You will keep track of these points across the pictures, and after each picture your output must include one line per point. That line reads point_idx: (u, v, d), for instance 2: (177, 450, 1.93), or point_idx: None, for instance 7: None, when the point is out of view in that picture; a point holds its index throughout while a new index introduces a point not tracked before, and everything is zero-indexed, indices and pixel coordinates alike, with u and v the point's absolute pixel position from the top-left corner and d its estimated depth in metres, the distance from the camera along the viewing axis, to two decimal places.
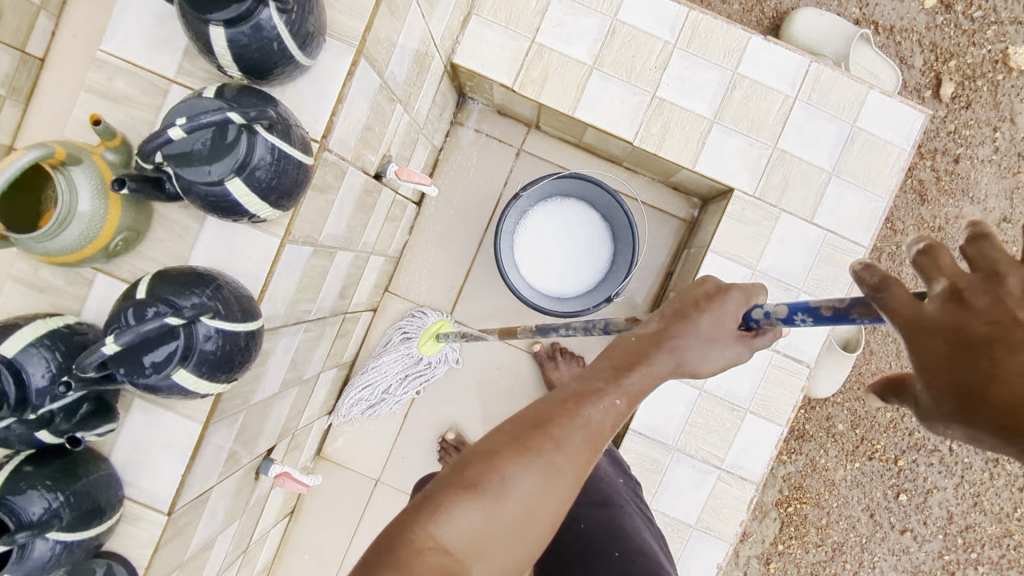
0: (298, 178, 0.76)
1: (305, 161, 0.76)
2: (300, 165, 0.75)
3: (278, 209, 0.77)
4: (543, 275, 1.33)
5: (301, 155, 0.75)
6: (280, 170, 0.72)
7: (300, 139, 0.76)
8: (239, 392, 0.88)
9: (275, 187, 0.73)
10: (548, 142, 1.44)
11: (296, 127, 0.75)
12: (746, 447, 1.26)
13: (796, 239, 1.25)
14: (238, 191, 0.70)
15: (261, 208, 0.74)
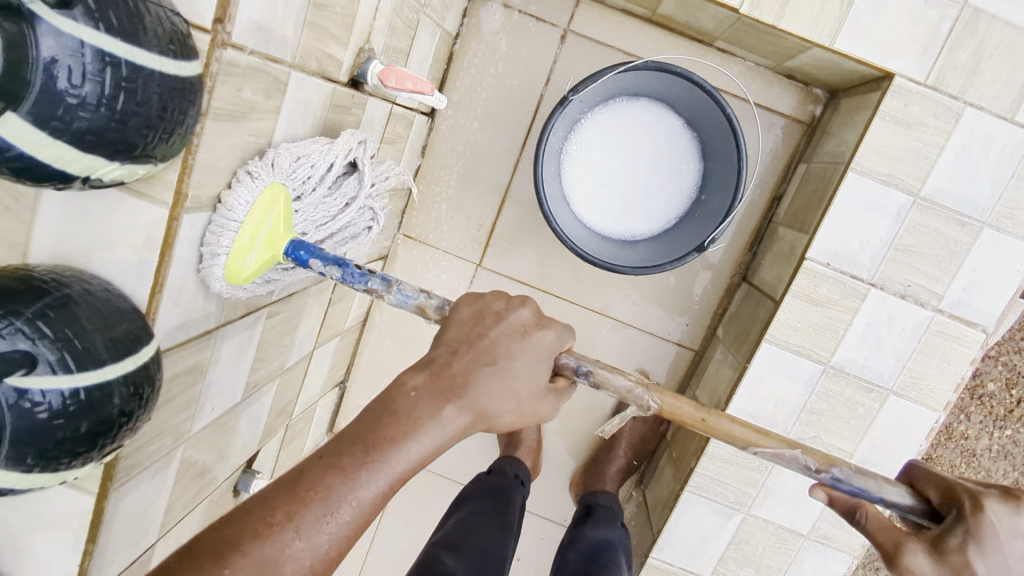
0: (159, 106, 0.40)
1: (170, 72, 0.40)
2: (160, 81, 0.40)
3: (140, 166, 0.42)
4: (602, 210, 0.97)
5: (158, 62, 0.39)
6: (107, 90, 0.37)
7: (163, 26, 0.40)
8: (155, 432, 0.58)
9: (108, 125, 0.38)
10: (606, 17, 1.02)
11: (144, 4, 0.39)
12: (886, 440, 0.92)
13: (985, 149, 0.83)
14: (26, 140, 0.36)
15: (94, 166, 0.40)
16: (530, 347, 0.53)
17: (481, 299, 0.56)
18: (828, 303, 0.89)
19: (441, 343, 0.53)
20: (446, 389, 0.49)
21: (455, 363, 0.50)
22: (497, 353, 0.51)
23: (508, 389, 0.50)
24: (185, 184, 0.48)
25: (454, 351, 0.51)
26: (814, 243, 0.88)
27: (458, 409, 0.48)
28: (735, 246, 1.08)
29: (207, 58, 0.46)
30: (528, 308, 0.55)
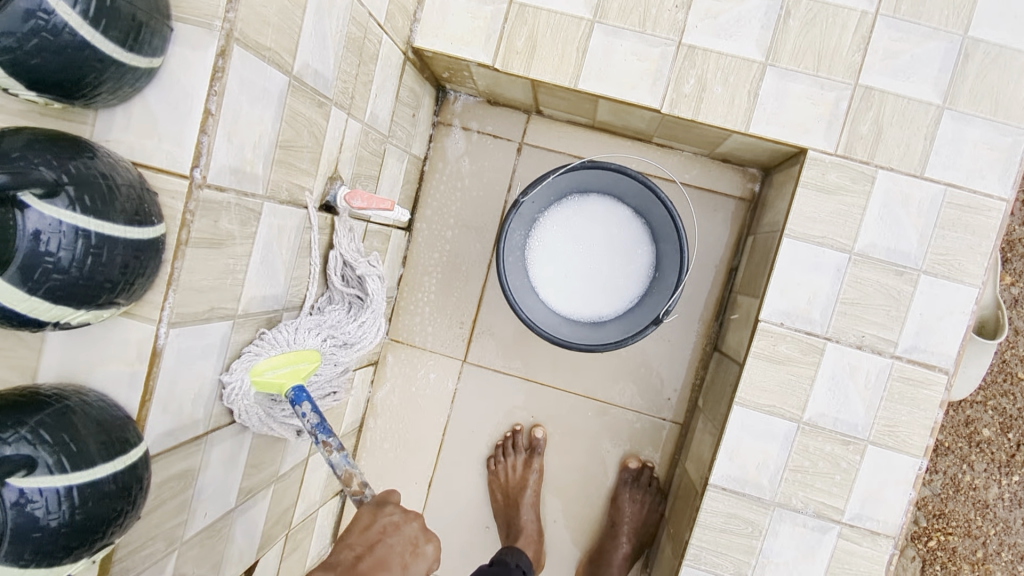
0: (122, 264, 0.49)
1: (134, 238, 0.49)
2: (125, 245, 0.49)
3: (103, 313, 0.51)
4: (567, 298, 1.05)
5: (124, 231, 0.49)
6: (78, 255, 0.46)
7: (136, 211, 0.50)
8: (148, 537, 0.62)
9: (77, 284, 0.46)
10: (554, 128, 1.14)
11: (118, 186, 0.49)
12: (873, 491, 0.94)
13: (905, 204, 0.91)
14: (7, 296, 0.43)
15: (65, 314, 0.48)
16: (404, 573, 0.64)
17: (373, 523, 0.67)
18: (790, 360, 0.93)
19: (342, 556, 0.64)
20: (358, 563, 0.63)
21: (357, 565, 0.62)
22: (387, 562, 0.63)
23: None
24: (168, 303, 0.56)
25: (356, 554, 0.64)
26: (765, 304, 0.94)
27: None
28: (702, 319, 1.14)
29: (186, 198, 0.55)
30: (412, 526, 0.68)
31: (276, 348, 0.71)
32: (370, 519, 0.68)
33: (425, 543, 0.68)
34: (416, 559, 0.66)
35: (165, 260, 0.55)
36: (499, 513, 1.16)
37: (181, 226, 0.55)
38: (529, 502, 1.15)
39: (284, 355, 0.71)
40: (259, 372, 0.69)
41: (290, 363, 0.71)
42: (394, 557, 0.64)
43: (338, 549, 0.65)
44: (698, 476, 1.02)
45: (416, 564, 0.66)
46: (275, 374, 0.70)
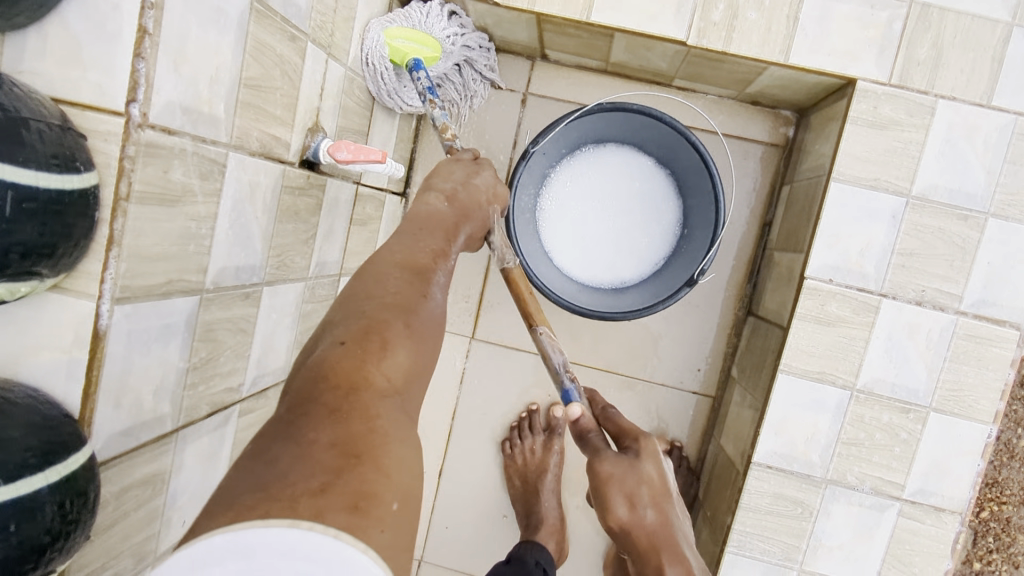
0: (36, 223, 0.38)
1: (49, 186, 0.38)
2: (39, 197, 0.38)
3: (21, 287, 0.40)
4: (586, 262, 0.94)
5: (38, 178, 0.38)
6: None
7: (53, 152, 0.39)
8: (110, 556, 0.52)
9: None
10: (562, 74, 1.03)
11: (24, 119, 0.38)
12: (936, 463, 0.84)
13: (969, 138, 0.80)
14: None
15: None
16: (483, 206, 0.67)
17: (453, 171, 0.68)
18: (840, 321, 0.83)
19: (436, 186, 0.65)
20: (452, 199, 0.64)
21: (454, 198, 0.64)
22: (475, 198, 0.66)
23: (483, 216, 0.67)
24: (109, 275, 0.45)
25: (447, 194, 0.64)
26: (811, 260, 0.83)
27: (452, 215, 0.63)
28: (733, 281, 1.03)
29: (123, 142, 0.44)
30: (488, 173, 0.70)
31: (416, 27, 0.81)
32: (450, 169, 0.68)
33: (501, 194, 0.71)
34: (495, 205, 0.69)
35: (101, 220, 0.44)
36: (517, 500, 1.07)
37: (119, 177, 0.44)
38: (549, 488, 1.05)
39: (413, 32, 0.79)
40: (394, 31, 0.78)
41: (421, 43, 0.81)
42: (480, 203, 0.67)
43: (426, 192, 0.65)
44: (737, 453, 0.92)
45: (494, 208, 0.69)
46: (405, 44, 0.79)
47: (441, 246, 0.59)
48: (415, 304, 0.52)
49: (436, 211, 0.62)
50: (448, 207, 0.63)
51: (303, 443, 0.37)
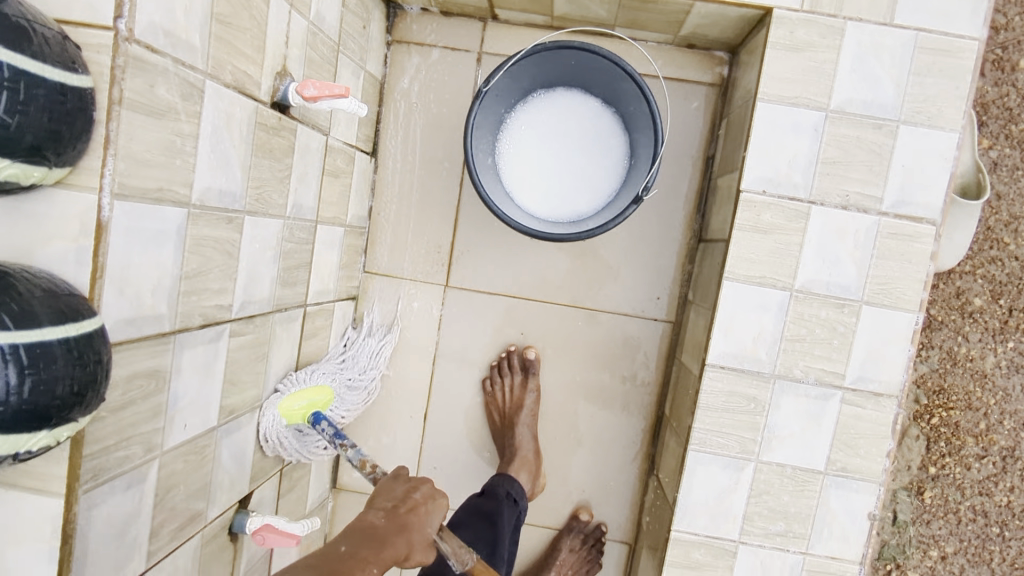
0: (44, 108, 0.45)
1: (54, 78, 0.45)
2: (45, 85, 0.45)
3: (33, 170, 0.47)
4: (545, 198, 1.01)
5: (42, 68, 0.44)
6: None
7: (55, 51, 0.46)
8: (121, 437, 0.59)
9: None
10: (513, 33, 1.11)
11: (30, 21, 0.45)
12: (873, 352, 0.92)
13: (876, 54, 0.89)
14: None
15: None
16: (430, 525, 0.65)
17: (394, 489, 0.68)
18: (776, 229, 0.91)
19: (379, 505, 0.65)
20: (394, 513, 0.63)
21: (397, 510, 0.63)
22: (419, 508, 0.65)
23: (427, 527, 0.64)
24: (108, 169, 0.51)
25: (385, 509, 0.63)
26: (745, 174, 0.91)
27: (387, 520, 0.61)
28: (684, 213, 1.11)
29: (113, 52, 0.50)
30: (430, 485, 0.69)
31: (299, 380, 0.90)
32: (390, 487, 0.68)
33: (439, 497, 0.68)
34: (435, 511, 0.67)
35: (98, 120, 0.51)
36: (498, 434, 1.14)
37: (111, 83, 0.51)
38: (525, 422, 1.12)
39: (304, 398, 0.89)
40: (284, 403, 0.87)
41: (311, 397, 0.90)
42: (428, 523, 0.65)
43: (365, 511, 0.64)
44: (695, 362, 1.00)
45: (435, 512, 0.67)
46: (301, 405, 0.89)
47: (367, 560, 0.56)
48: None
49: (370, 525, 0.60)
50: (385, 520, 0.62)
51: None
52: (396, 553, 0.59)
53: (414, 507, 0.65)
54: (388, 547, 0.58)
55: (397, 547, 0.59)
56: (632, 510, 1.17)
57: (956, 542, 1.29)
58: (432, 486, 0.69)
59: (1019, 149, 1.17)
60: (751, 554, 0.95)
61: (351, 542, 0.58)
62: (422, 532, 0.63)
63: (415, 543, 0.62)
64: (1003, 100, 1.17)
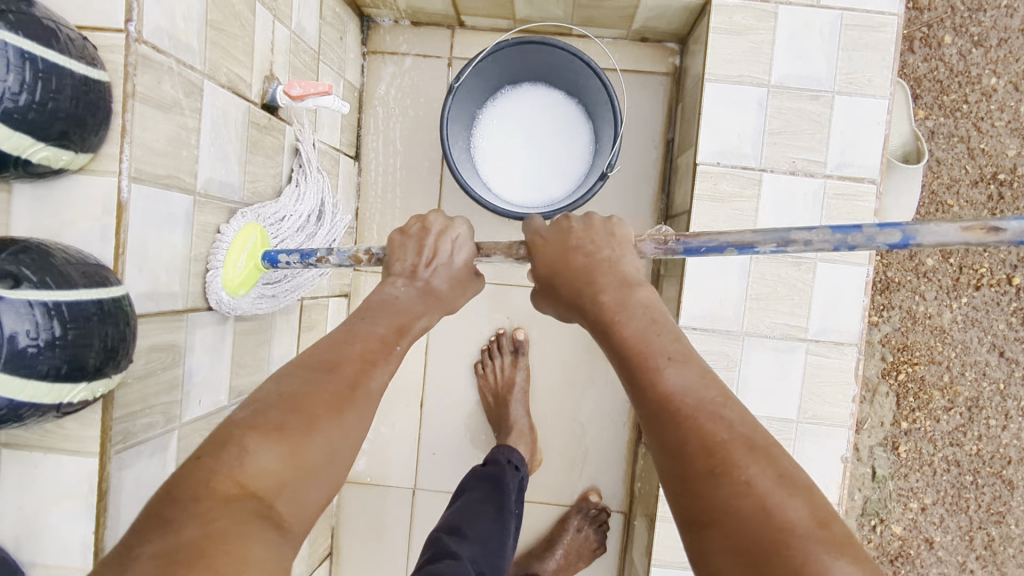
0: (71, 96, 0.51)
1: (78, 71, 0.52)
2: (71, 76, 0.51)
3: (61, 152, 0.53)
4: (520, 185, 1.09)
5: (69, 62, 0.51)
6: (28, 79, 0.48)
7: (76, 47, 0.53)
8: (144, 405, 0.64)
9: (30, 108, 0.48)
10: (479, 37, 1.19)
11: (55, 23, 0.51)
12: (830, 305, 1.00)
13: (808, 33, 0.98)
14: None
15: (25, 145, 0.49)
16: (457, 261, 0.70)
17: (408, 230, 0.71)
18: (732, 197, 0.99)
19: (398, 269, 0.68)
20: (417, 274, 0.68)
21: (419, 271, 0.68)
22: (439, 259, 0.69)
23: (452, 273, 0.69)
24: (125, 155, 0.58)
25: (412, 266, 0.68)
26: (700, 149, 1.00)
27: (411, 287, 0.67)
28: (650, 194, 1.19)
29: (125, 52, 0.57)
30: (443, 220, 0.71)
31: (228, 241, 0.73)
32: (404, 235, 0.70)
33: (450, 228, 0.71)
34: (448, 240, 0.70)
35: (115, 112, 0.57)
36: (491, 414, 1.20)
37: (125, 78, 0.58)
38: (517, 399, 1.18)
39: (239, 258, 0.74)
40: (227, 277, 0.73)
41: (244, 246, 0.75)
42: (450, 262, 0.69)
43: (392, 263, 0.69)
44: None
45: (455, 248, 0.70)
46: (242, 263, 0.75)
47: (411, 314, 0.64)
48: (366, 374, 0.55)
49: (396, 296, 0.66)
50: (409, 288, 0.67)
51: (221, 458, 0.44)
52: (423, 321, 0.66)
53: (432, 260, 0.69)
54: (417, 322, 0.65)
55: (421, 321, 0.66)
56: (624, 478, 1.23)
57: (934, 492, 1.37)
58: (443, 224, 0.71)
59: (952, 118, 1.28)
60: None
61: (385, 310, 0.64)
62: (446, 276, 0.69)
63: (439, 296, 0.68)
64: (932, 73, 1.27)
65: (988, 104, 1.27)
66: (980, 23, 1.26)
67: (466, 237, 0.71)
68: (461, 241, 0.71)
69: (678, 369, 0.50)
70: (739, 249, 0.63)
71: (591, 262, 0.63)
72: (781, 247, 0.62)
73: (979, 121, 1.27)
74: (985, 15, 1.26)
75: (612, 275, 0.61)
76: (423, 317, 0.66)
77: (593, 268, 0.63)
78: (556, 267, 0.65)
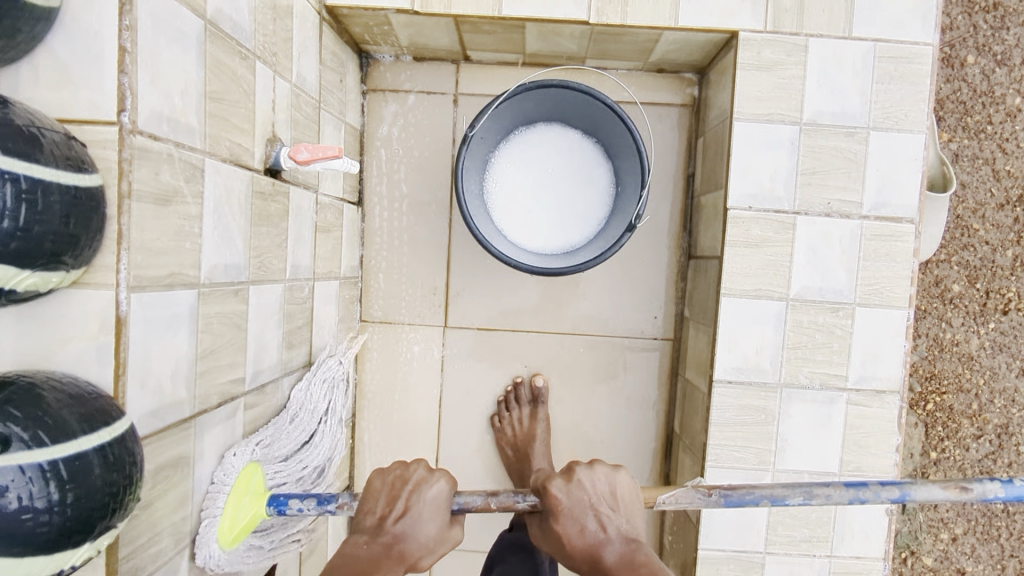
0: (61, 214, 0.44)
1: (68, 183, 0.45)
2: (60, 190, 0.44)
3: (51, 275, 0.46)
4: (538, 231, 1.03)
5: (56, 175, 0.44)
6: (10, 203, 0.41)
7: (64, 153, 0.45)
8: (153, 532, 0.58)
9: (14, 236, 0.41)
10: (486, 71, 1.13)
11: (39, 128, 0.44)
12: (870, 352, 0.95)
13: (840, 67, 0.92)
14: None
15: (9, 276, 0.42)
16: (431, 511, 0.64)
17: (388, 477, 0.67)
18: (765, 242, 0.94)
19: (364, 524, 0.65)
20: (391, 530, 0.63)
21: (386, 523, 0.64)
22: (411, 510, 0.64)
23: (426, 527, 0.64)
24: (122, 264, 0.51)
25: (381, 517, 0.64)
26: (730, 192, 0.94)
27: (386, 543, 0.62)
28: (671, 231, 1.14)
29: (119, 147, 0.50)
30: (423, 469, 0.67)
31: (229, 487, 0.66)
32: (381, 477, 0.67)
33: (427, 474, 0.67)
34: (430, 491, 0.65)
35: (110, 217, 0.50)
36: (512, 468, 1.13)
37: (119, 177, 0.51)
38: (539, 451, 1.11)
39: (240, 507, 0.67)
40: (224, 530, 0.66)
41: (246, 490, 0.69)
42: (427, 510, 0.64)
43: (361, 519, 0.65)
44: (701, 377, 1.01)
45: (432, 495, 0.65)
46: (244, 512, 0.68)
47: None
48: None
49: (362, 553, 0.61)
50: (373, 546, 0.62)
51: None
52: None
53: (398, 508, 0.64)
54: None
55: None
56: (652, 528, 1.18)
57: (964, 522, 1.33)
58: (422, 471, 0.67)
59: (976, 140, 1.23)
60: (778, 564, 0.97)
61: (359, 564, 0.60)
62: (421, 533, 0.63)
63: (416, 544, 0.63)
64: (955, 94, 1.23)
65: (1013, 124, 1.23)
66: (1003, 41, 1.21)
67: (450, 485, 0.67)
68: (436, 481, 0.66)
69: None
70: (772, 502, 0.70)
71: (625, 561, 0.60)
72: (807, 500, 0.70)
73: (1004, 142, 1.23)
74: (1008, 32, 1.21)
75: (645, 572, 0.58)
76: (394, 572, 0.61)
77: (627, 567, 0.60)
78: (591, 548, 0.62)
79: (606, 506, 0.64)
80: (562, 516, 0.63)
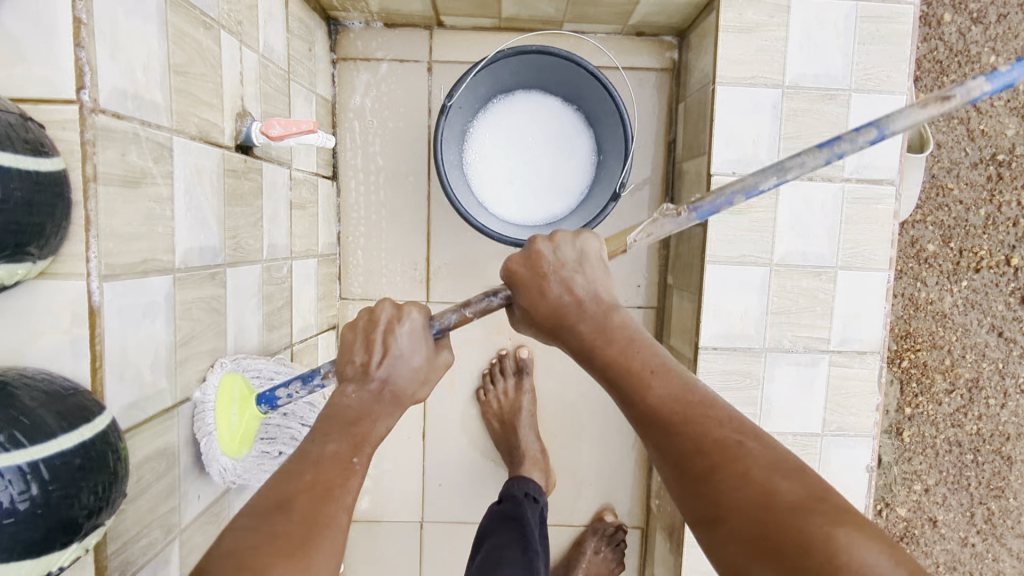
0: (23, 203, 0.41)
1: (28, 168, 0.42)
2: (20, 177, 0.41)
3: (15, 268, 0.43)
4: (520, 202, 1.01)
5: (16, 159, 0.41)
6: None
7: (22, 135, 0.42)
8: (142, 526, 0.56)
9: None
10: (460, 37, 1.09)
11: None
12: (851, 314, 0.96)
13: (822, 28, 0.91)
14: None
15: None
16: (411, 344, 0.60)
17: (356, 323, 0.61)
18: (749, 208, 0.94)
19: (342, 373, 0.59)
20: (375, 377, 0.58)
21: (370, 369, 0.58)
22: (393, 356, 0.59)
23: (413, 363, 0.60)
24: (92, 253, 0.48)
25: (362, 364, 0.58)
26: (713, 158, 0.93)
27: (368, 386, 0.57)
28: (653, 199, 1.13)
29: (81, 127, 0.47)
30: (389, 309, 0.61)
31: (213, 400, 0.64)
32: (351, 329, 0.61)
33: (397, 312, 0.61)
34: (407, 329, 0.60)
35: (75, 203, 0.47)
36: (499, 440, 1.13)
37: (83, 160, 0.48)
38: (525, 423, 1.12)
39: (226, 418, 0.66)
40: (223, 441, 0.66)
41: (230, 399, 0.67)
42: (411, 354, 0.60)
43: (342, 367, 0.60)
44: (685, 344, 1.02)
45: (411, 333, 0.60)
46: (234, 420, 0.67)
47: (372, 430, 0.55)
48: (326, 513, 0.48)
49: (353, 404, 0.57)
50: (358, 394, 0.57)
51: None
52: (379, 427, 0.57)
53: (377, 347, 0.58)
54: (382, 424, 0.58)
55: (383, 425, 0.58)
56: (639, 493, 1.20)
57: (937, 473, 1.38)
58: (391, 307, 0.61)
59: None
60: None
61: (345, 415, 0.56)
62: (412, 364, 0.60)
63: (408, 376, 0.59)
64: (932, 54, 1.23)
65: None
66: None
67: (422, 315, 0.62)
68: (411, 319, 0.61)
69: (669, 382, 0.50)
70: (746, 195, 0.64)
71: (601, 325, 0.57)
72: (781, 179, 0.64)
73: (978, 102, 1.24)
74: None
75: (620, 335, 0.55)
76: (384, 412, 0.58)
77: (601, 332, 0.56)
78: (563, 313, 0.59)
79: (574, 270, 0.60)
80: (543, 304, 0.59)
